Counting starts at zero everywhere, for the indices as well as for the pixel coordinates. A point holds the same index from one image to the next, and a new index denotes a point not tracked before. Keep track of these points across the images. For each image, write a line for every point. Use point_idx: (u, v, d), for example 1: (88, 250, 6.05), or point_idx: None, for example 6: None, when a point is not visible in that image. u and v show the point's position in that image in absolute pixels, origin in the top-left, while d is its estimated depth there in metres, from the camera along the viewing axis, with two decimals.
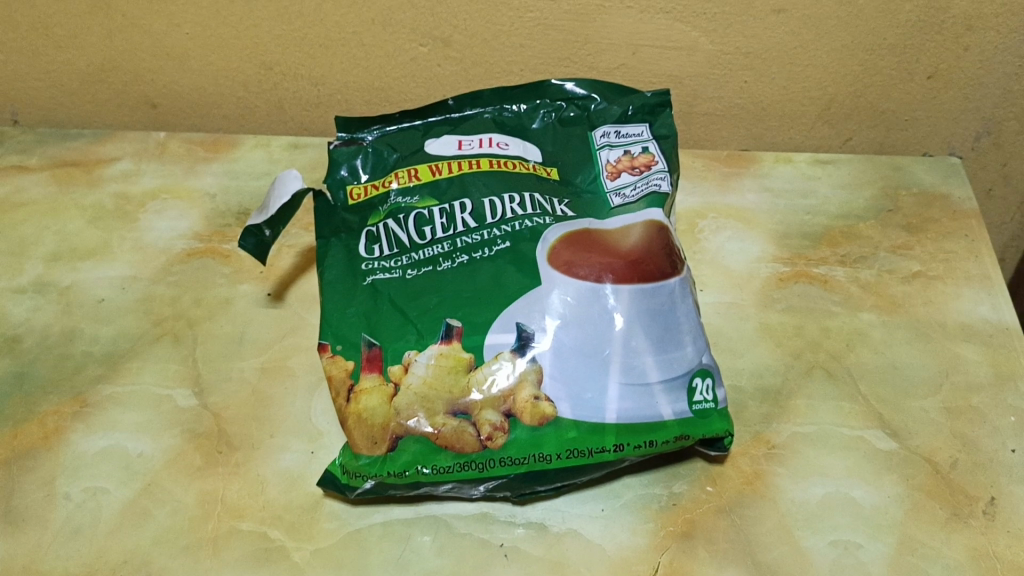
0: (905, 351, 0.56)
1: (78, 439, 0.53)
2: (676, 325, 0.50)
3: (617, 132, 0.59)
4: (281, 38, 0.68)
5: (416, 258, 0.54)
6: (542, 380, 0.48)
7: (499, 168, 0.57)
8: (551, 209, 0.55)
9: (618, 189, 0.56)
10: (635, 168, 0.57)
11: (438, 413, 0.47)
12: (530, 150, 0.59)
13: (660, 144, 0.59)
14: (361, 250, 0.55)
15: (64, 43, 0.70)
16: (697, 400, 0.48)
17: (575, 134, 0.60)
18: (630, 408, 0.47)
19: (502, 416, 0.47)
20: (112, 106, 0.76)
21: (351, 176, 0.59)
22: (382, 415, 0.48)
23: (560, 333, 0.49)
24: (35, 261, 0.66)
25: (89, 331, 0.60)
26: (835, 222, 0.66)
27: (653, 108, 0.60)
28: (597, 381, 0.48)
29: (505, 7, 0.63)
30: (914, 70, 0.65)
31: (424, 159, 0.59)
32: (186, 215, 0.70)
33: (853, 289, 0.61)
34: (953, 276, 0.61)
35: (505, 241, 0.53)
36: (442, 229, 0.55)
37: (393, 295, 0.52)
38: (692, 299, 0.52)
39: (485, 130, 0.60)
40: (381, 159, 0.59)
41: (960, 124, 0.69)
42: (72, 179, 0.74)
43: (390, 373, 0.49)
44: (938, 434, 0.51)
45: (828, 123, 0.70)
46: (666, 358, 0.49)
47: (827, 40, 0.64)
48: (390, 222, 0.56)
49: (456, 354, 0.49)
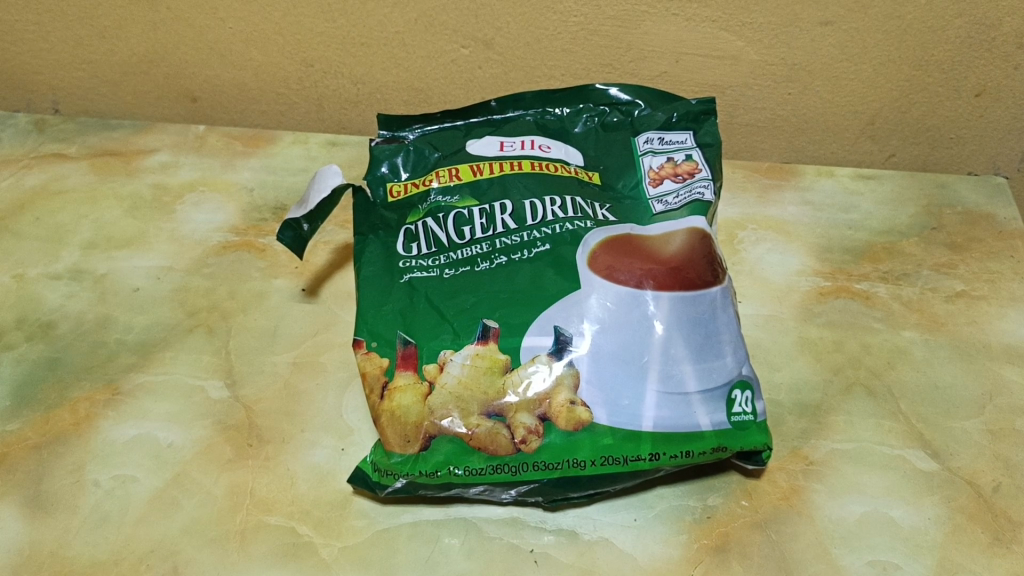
0: (947, 371, 0.55)
1: (108, 426, 0.53)
2: (716, 335, 0.49)
3: (660, 139, 0.58)
4: (323, 36, 0.68)
5: (454, 257, 0.53)
6: (579, 386, 0.47)
7: (540, 171, 0.57)
8: (592, 212, 0.54)
9: (659, 196, 0.55)
10: (678, 176, 0.56)
11: (472, 413, 0.47)
12: (572, 154, 0.59)
13: (703, 152, 0.58)
14: (399, 247, 0.55)
15: (109, 33, 0.71)
16: (735, 412, 0.47)
17: (617, 140, 0.59)
18: (667, 417, 0.46)
19: (537, 419, 0.46)
20: (153, 98, 0.76)
21: (391, 174, 0.59)
22: (416, 413, 0.47)
23: (598, 338, 0.48)
24: (71, 248, 0.66)
25: (123, 320, 0.60)
26: (876, 238, 0.65)
27: (696, 116, 0.59)
28: (634, 388, 0.47)
29: (549, 11, 0.63)
30: (962, 87, 0.65)
31: (465, 159, 0.58)
32: (223, 208, 0.70)
33: (895, 306, 0.59)
34: (997, 296, 0.60)
35: (545, 243, 0.52)
36: (481, 230, 0.54)
37: (430, 293, 0.52)
38: (733, 309, 0.51)
39: (527, 133, 0.60)
40: (422, 158, 0.59)
41: (1006, 144, 0.68)
42: (110, 169, 0.74)
43: (426, 372, 0.49)
44: (980, 456, 0.50)
45: (871, 138, 0.69)
46: (705, 368, 0.48)
47: (873, 54, 0.63)
48: (429, 221, 0.55)
49: (493, 355, 0.48)
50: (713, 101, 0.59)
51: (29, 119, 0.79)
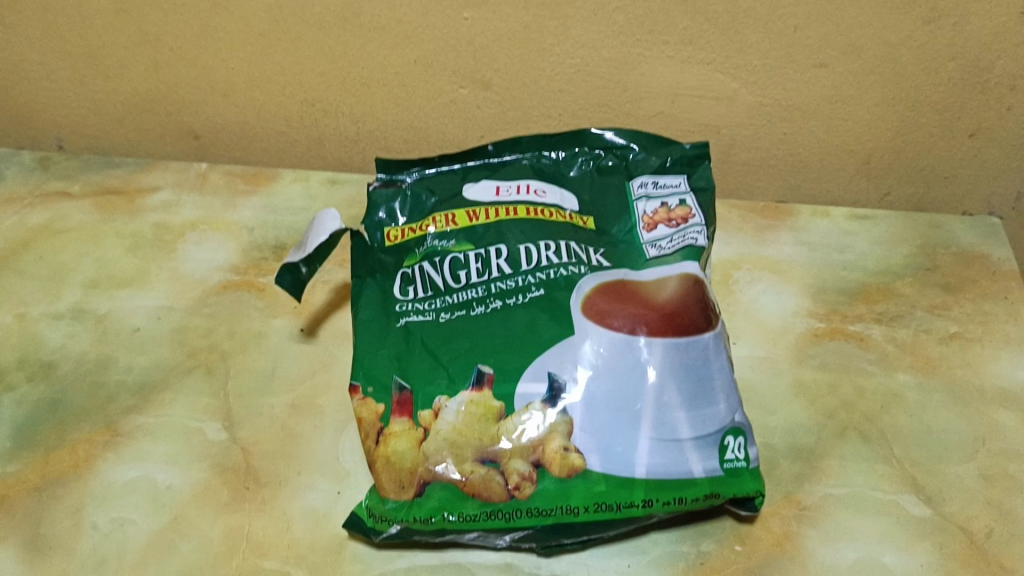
0: (941, 415, 0.55)
1: (107, 468, 0.54)
2: (709, 381, 0.49)
3: (654, 183, 0.59)
4: (324, 76, 0.69)
5: (450, 301, 0.54)
6: (572, 432, 0.47)
7: (535, 215, 0.58)
8: (586, 257, 0.55)
9: (653, 241, 0.56)
10: (671, 221, 0.57)
11: (466, 459, 0.47)
12: (567, 199, 0.59)
13: (699, 197, 0.58)
14: (396, 291, 0.55)
15: (113, 73, 0.72)
16: (728, 458, 0.48)
17: (613, 184, 0.60)
18: (660, 463, 0.47)
19: (530, 466, 0.47)
20: (156, 136, 0.77)
21: (388, 218, 0.59)
22: (411, 459, 0.48)
23: (591, 384, 0.49)
24: (73, 287, 0.67)
25: (123, 361, 0.61)
26: (871, 279, 0.65)
27: (693, 160, 0.59)
28: (627, 434, 0.47)
29: (547, 53, 0.64)
30: (956, 128, 0.65)
31: (461, 203, 0.59)
32: (224, 246, 0.71)
33: (889, 348, 0.60)
34: (991, 338, 0.60)
35: (539, 288, 0.53)
36: (477, 274, 0.55)
37: (426, 338, 0.52)
38: (726, 355, 0.51)
39: (523, 177, 0.60)
40: (420, 202, 0.60)
41: (1000, 184, 0.68)
42: (113, 207, 0.75)
43: (420, 418, 0.49)
44: (973, 502, 0.50)
45: (866, 178, 0.70)
46: (698, 414, 0.48)
47: (867, 95, 0.64)
48: (426, 264, 0.56)
49: (487, 402, 0.49)
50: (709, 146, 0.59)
51: (34, 156, 0.80)
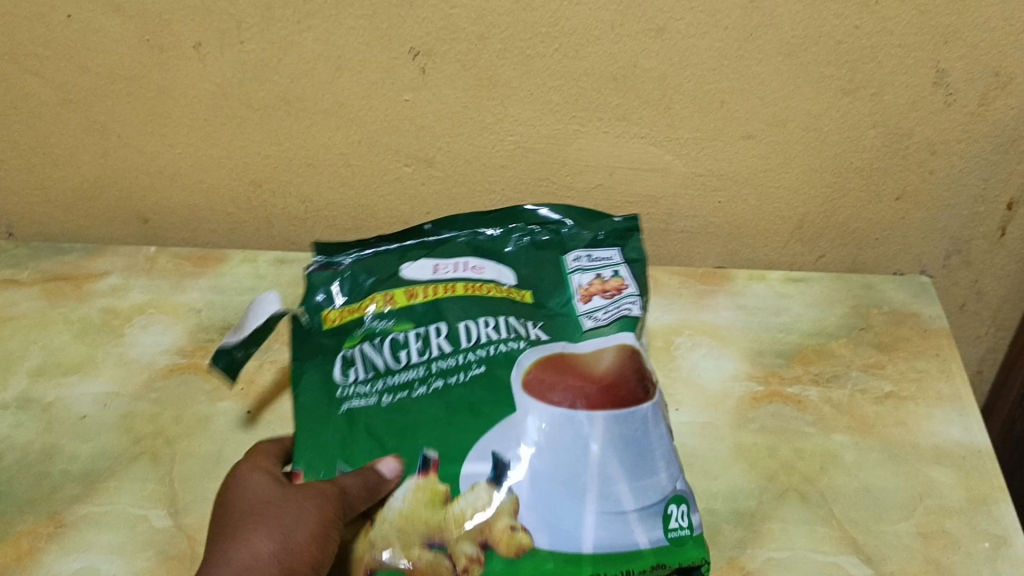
0: (878, 474, 0.57)
1: (50, 561, 0.53)
2: (649, 452, 0.51)
3: (588, 256, 0.60)
4: (270, 158, 0.70)
5: (391, 383, 0.54)
6: (519, 511, 0.48)
7: (475, 291, 0.58)
8: (525, 331, 0.55)
9: (589, 312, 0.57)
10: (606, 293, 0.58)
11: (413, 546, 0.48)
12: (505, 274, 0.60)
13: (631, 269, 0.61)
14: (335, 375, 0.55)
15: (61, 161, 0.73)
16: (671, 528, 0.49)
17: (549, 259, 0.61)
18: (606, 537, 0.47)
19: (477, 547, 0.47)
20: (105, 221, 0.78)
21: (326, 300, 0.59)
22: (359, 550, 0.48)
23: (535, 461, 0.49)
24: (19, 376, 0.67)
25: (68, 449, 0.61)
26: (807, 341, 0.67)
27: (622, 234, 0.62)
28: (572, 510, 0.48)
29: (486, 131, 0.66)
30: (882, 192, 0.68)
31: (399, 282, 0.59)
32: (172, 329, 0.71)
33: (827, 409, 0.61)
34: (925, 396, 0.62)
35: (480, 364, 0.53)
36: (418, 353, 0.55)
37: (371, 424, 0.52)
38: (663, 425, 0.53)
39: (460, 255, 0.61)
40: (358, 283, 0.60)
41: (929, 244, 0.71)
42: (61, 293, 0.75)
43: (367, 505, 0.49)
44: (912, 560, 0.51)
45: (800, 242, 0.72)
46: (640, 486, 0.49)
47: (795, 163, 0.66)
48: (366, 345, 0.56)
49: (433, 486, 0.49)
50: (636, 218, 0.62)
51: None
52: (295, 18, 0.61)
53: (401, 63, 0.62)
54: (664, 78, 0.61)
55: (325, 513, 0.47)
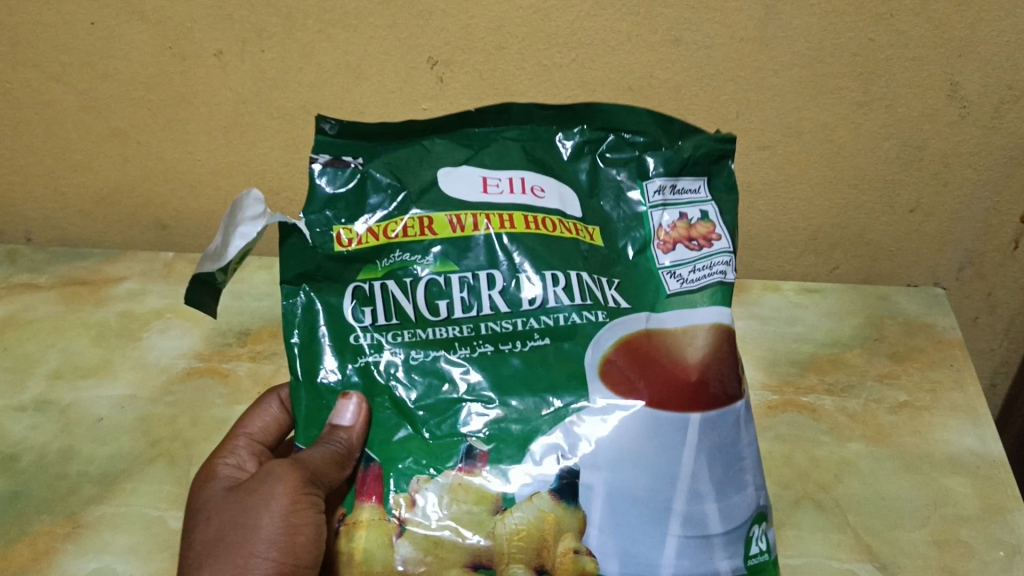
0: (892, 482, 0.57)
1: (67, 560, 0.54)
2: (741, 460, 0.40)
3: (671, 187, 0.43)
4: (288, 166, 0.71)
5: (424, 337, 0.40)
6: (586, 531, 0.37)
7: (536, 230, 0.42)
8: (599, 297, 0.41)
9: (670, 268, 0.42)
10: (693, 241, 0.42)
11: (452, 565, 0.36)
12: (570, 202, 0.43)
13: (721, 206, 0.43)
14: (349, 317, 0.41)
15: (81, 167, 0.74)
16: (752, 553, 0.39)
17: (620, 180, 0.43)
18: (687, 567, 0.37)
19: (533, 574, 0.36)
20: (124, 227, 0.79)
21: (334, 210, 0.41)
22: (385, 562, 0.36)
23: (613, 469, 0.38)
24: (37, 378, 0.68)
25: (86, 451, 0.61)
26: (821, 350, 0.67)
27: (715, 158, 0.44)
28: (650, 533, 0.37)
29: None
30: (896, 204, 0.68)
31: (439, 202, 0.42)
32: (188, 334, 0.71)
33: (841, 418, 0.61)
34: (939, 406, 0.62)
35: (543, 337, 0.41)
36: (462, 305, 0.41)
37: (399, 391, 0.40)
38: (752, 423, 0.42)
39: (514, 163, 0.43)
40: (381, 193, 0.42)
41: (942, 256, 0.71)
42: (78, 298, 0.76)
43: (392, 503, 0.37)
44: (927, 568, 0.51)
45: (814, 252, 0.73)
46: (729, 503, 0.39)
47: (810, 174, 0.66)
48: (392, 284, 0.41)
49: (480, 488, 0.37)
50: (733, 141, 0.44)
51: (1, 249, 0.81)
52: (316, 27, 0.61)
53: (419, 73, 0.63)
54: (680, 89, 0.62)
55: (290, 488, 0.38)
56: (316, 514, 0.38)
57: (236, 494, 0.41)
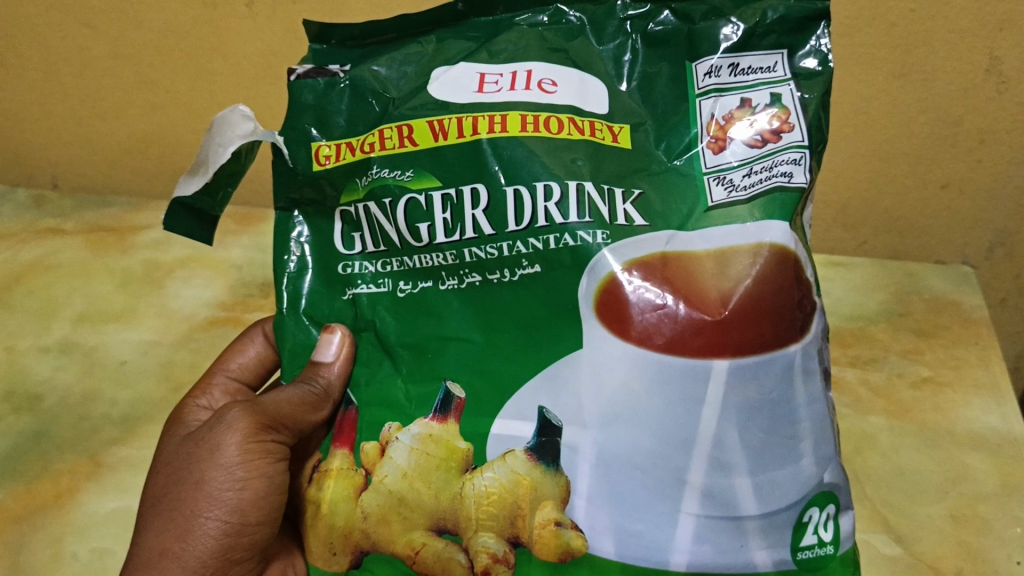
0: (912, 457, 0.56)
1: (89, 499, 0.54)
2: (791, 430, 0.36)
3: (731, 68, 0.38)
4: None
5: (410, 266, 0.39)
6: (570, 501, 0.36)
7: (539, 133, 0.38)
8: (605, 214, 0.37)
9: (718, 172, 0.38)
10: (758, 134, 0.38)
11: (416, 526, 0.37)
12: (590, 98, 0.39)
13: (802, 87, 0.38)
14: (339, 242, 0.40)
15: (110, 114, 0.74)
16: (805, 545, 0.36)
17: (661, 66, 0.39)
18: (707, 553, 0.35)
19: (506, 545, 0.37)
20: (149, 176, 0.79)
21: (315, 126, 0.41)
22: (345, 516, 0.38)
23: (614, 432, 0.36)
24: (62, 321, 0.68)
25: (109, 394, 0.62)
26: (846, 324, 0.67)
27: (796, 25, 0.38)
28: (658, 510, 0.36)
29: None
30: (928, 179, 0.67)
31: (419, 107, 0.39)
32: (212, 284, 0.72)
33: (863, 392, 0.61)
34: (963, 384, 0.62)
35: (533, 265, 0.38)
36: (444, 230, 0.38)
37: (381, 324, 0.39)
38: (818, 377, 0.37)
39: (523, 57, 0.40)
40: (361, 102, 0.40)
41: (973, 234, 0.70)
42: (104, 245, 0.76)
43: (363, 454, 0.38)
44: (942, 541, 0.51)
45: (842, 226, 0.72)
46: (767, 482, 0.36)
47: (842, 146, 0.66)
48: (371, 206, 0.39)
49: (450, 442, 0.37)
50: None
51: (28, 194, 0.82)
52: None
53: None
54: None
55: (247, 431, 0.38)
56: (271, 460, 0.39)
57: (188, 440, 0.40)
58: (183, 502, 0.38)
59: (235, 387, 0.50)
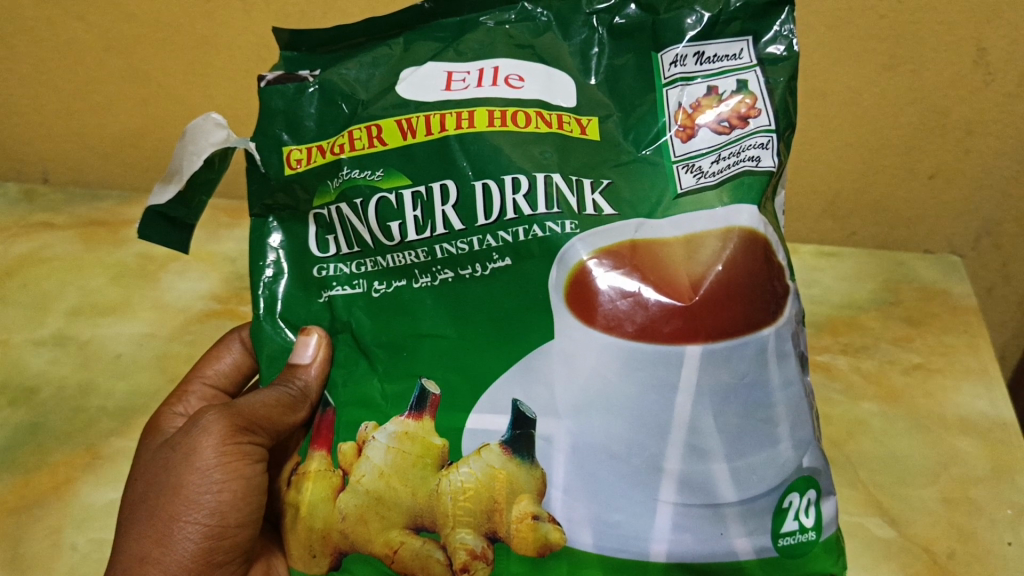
0: (903, 441, 0.57)
1: (87, 490, 0.54)
2: (766, 414, 0.36)
3: (697, 56, 0.39)
4: None
5: (384, 265, 0.40)
6: (547, 494, 0.36)
7: (506, 127, 0.39)
8: (573, 203, 0.38)
9: (687, 160, 0.38)
10: (724, 121, 0.38)
11: (394, 525, 0.37)
12: (557, 91, 0.39)
13: (768, 72, 0.39)
14: (314, 246, 0.41)
15: (101, 108, 0.74)
16: (787, 532, 0.36)
17: (628, 59, 0.40)
18: (688, 542, 0.35)
19: (484, 541, 0.36)
20: (141, 170, 0.79)
21: (287, 131, 0.41)
22: (323, 516, 0.38)
23: (586, 422, 0.36)
24: (56, 314, 0.68)
25: (105, 386, 0.62)
26: (837, 312, 0.68)
27: (760, 11, 0.39)
28: (636, 500, 0.35)
29: None
30: (916, 169, 0.68)
31: (387, 107, 0.40)
32: (206, 276, 0.72)
33: (855, 378, 0.62)
34: (953, 370, 0.63)
35: (503, 258, 0.38)
36: (415, 228, 0.39)
37: (357, 325, 0.40)
38: (792, 360, 0.37)
39: (490, 55, 0.40)
40: (330, 105, 0.41)
41: (960, 224, 0.71)
42: (97, 238, 0.76)
43: (340, 454, 0.38)
44: (935, 524, 0.52)
45: (832, 217, 0.73)
46: (745, 467, 0.36)
47: (832, 138, 0.67)
48: (344, 207, 0.40)
49: (427, 439, 0.37)
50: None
51: (19, 188, 0.81)
52: None
53: None
54: None
55: (223, 435, 0.39)
56: (250, 461, 0.39)
57: (166, 446, 0.40)
58: (163, 507, 0.38)
59: (213, 393, 0.50)
